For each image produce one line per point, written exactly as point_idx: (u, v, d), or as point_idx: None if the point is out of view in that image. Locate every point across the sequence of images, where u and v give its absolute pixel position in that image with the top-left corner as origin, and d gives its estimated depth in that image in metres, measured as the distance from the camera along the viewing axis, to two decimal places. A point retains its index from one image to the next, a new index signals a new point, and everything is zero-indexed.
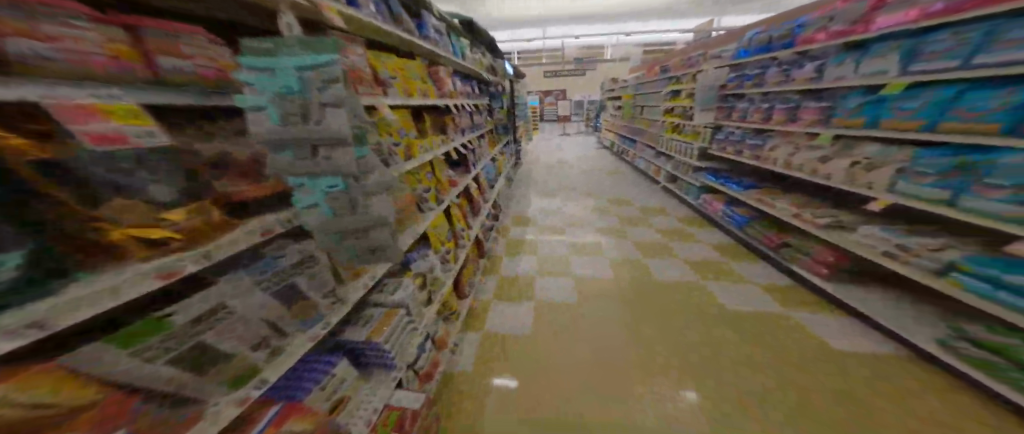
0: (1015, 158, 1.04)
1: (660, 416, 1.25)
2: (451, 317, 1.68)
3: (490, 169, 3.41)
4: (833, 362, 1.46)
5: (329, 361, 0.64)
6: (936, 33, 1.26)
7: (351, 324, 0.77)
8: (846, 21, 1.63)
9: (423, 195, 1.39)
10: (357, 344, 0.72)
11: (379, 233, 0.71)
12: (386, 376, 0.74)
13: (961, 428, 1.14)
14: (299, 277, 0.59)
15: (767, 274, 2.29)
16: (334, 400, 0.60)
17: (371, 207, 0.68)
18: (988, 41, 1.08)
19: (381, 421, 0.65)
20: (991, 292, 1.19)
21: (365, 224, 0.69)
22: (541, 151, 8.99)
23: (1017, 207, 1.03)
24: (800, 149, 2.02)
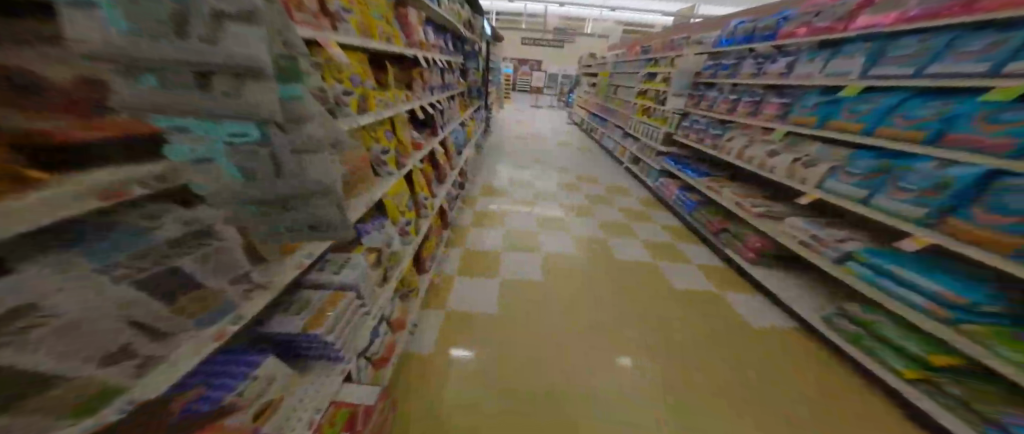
0: (928, 164, 1.21)
1: (604, 384, 1.37)
2: (410, 294, 1.62)
3: (459, 135, 3.21)
4: (748, 335, 1.70)
5: (248, 361, 0.53)
6: (906, 40, 1.35)
7: (282, 312, 0.66)
8: (831, 18, 1.68)
9: (379, 156, 1.24)
10: (289, 335, 0.63)
11: (322, 206, 0.45)
12: (328, 369, 0.66)
13: (829, 388, 1.42)
14: (189, 260, 0.34)
15: (705, 256, 2.55)
16: (258, 407, 0.49)
17: (306, 168, 0.42)
18: (948, 52, 1.18)
19: (329, 420, 0.59)
20: (875, 277, 1.45)
21: (296, 194, 0.42)
22: (515, 121, 8.71)
23: (914, 207, 1.21)
24: (753, 142, 2.16)
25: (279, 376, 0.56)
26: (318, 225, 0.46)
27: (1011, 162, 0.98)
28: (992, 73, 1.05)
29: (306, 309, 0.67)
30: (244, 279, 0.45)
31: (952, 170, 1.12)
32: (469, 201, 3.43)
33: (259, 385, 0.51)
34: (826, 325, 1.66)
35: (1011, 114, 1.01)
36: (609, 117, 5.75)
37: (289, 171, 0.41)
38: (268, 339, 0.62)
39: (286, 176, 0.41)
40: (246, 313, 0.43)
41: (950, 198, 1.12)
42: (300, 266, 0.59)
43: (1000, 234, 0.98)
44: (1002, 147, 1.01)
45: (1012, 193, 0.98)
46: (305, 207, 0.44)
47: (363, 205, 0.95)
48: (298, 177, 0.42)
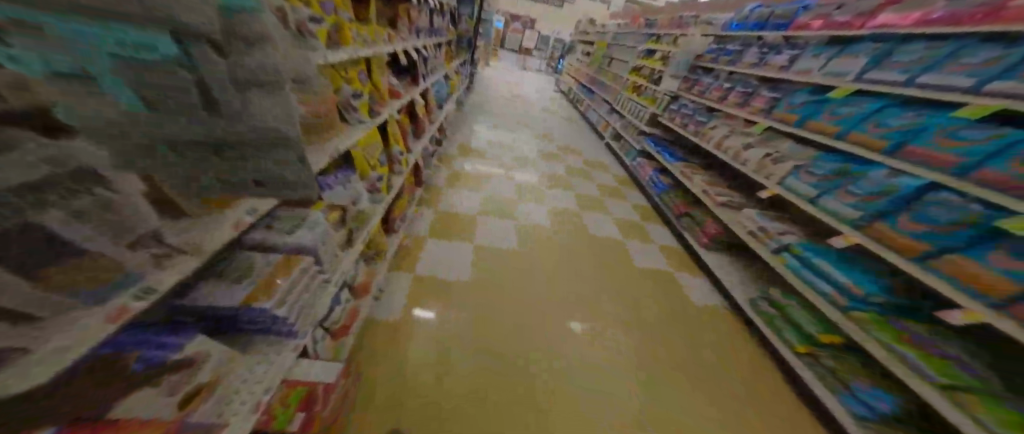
0: (880, 172, 1.28)
1: (558, 350, 1.48)
2: (376, 257, 1.56)
3: (443, 88, 2.94)
4: (690, 314, 1.88)
5: (170, 341, 0.46)
6: (911, 44, 1.29)
7: (212, 278, 0.59)
8: (852, 12, 1.55)
9: (350, 101, 1.08)
10: (228, 310, 0.57)
11: (280, 153, 0.45)
12: (280, 344, 0.62)
13: (743, 359, 1.64)
14: (62, 218, 0.25)
15: (665, 237, 2.70)
16: (190, 390, 0.43)
17: (264, 110, 0.41)
18: (944, 63, 1.15)
19: (282, 399, 0.62)
20: (801, 269, 1.62)
21: (251, 138, 0.41)
22: (501, 83, 8.19)
23: (853, 211, 1.32)
24: (733, 132, 2.19)
25: (215, 357, 0.50)
26: (265, 175, 0.46)
27: (951, 179, 1.05)
28: (972, 90, 1.04)
29: (247, 278, 0.61)
30: (150, 242, 0.35)
31: (899, 179, 1.20)
32: (445, 160, 3.26)
33: (190, 366, 0.45)
34: (750, 304, 1.86)
35: (971, 133, 1.04)
36: (598, 91, 5.56)
37: (240, 110, 0.39)
38: (196, 312, 0.55)
39: (237, 115, 0.39)
40: (160, 284, 0.35)
41: (886, 204, 1.22)
42: (237, 227, 0.49)
43: (918, 242, 1.09)
44: (950, 163, 1.06)
45: (937, 206, 1.07)
46: (259, 152, 0.43)
47: (331, 152, 0.83)
48: (250, 118, 0.40)
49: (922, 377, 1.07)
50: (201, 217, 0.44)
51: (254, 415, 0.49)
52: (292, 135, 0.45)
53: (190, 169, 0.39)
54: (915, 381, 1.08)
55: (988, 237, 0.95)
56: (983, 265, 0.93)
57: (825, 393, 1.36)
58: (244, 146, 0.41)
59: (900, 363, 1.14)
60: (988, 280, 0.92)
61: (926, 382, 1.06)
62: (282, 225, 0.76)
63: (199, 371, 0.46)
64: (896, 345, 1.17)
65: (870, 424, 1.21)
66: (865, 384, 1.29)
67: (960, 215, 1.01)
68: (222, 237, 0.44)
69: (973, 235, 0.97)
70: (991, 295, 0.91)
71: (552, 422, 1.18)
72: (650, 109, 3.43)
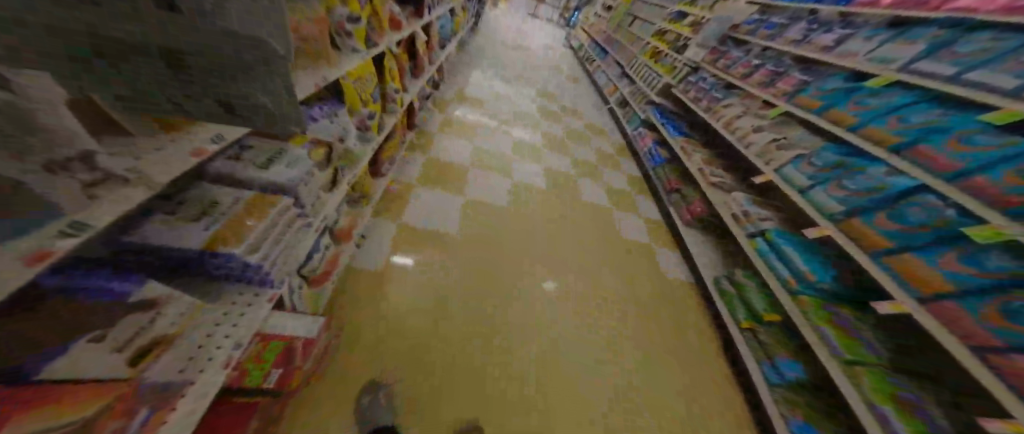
0: (878, 170, 1.24)
1: (534, 309, 1.56)
2: (360, 200, 1.51)
3: (447, 21, 2.59)
4: (664, 288, 1.99)
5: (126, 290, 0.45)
6: (978, 31, 1.09)
7: (163, 214, 0.52)
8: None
9: (343, 23, 0.93)
10: (192, 254, 0.52)
11: (264, 77, 0.35)
12: (252, 295, 0.62)
13: (696, 330, 1.78)
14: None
15: (651, 211, 2.73)
16: (142, 344, 0.43)
17: (244, 14, 0.30)
18: (1002, 58, 0.99)
19: (252, 354, 0.68)
20: (768, 253, 1.67)
21: (220, 51, 0.31)
22: (510, 29, 7.44)
23: (835, 204, 1.34)
24: (746, 113, 2.10)
25: (171, 308, 0.49)
26: (237, 100, 0.37)
27: (939, 182, 1.02)
28: (1012, 93, 0.92)
29: (208, 216, 0.55)
30: (76, 166, 0.29)
31: (892, 178, 1.17)
32: (440, 105, 3.02)
33: (141, 319, 0.44)
34: (714, 281, 1.96)
35: (982, 138, 0.97)
36: (612, 51, 5.12)
37: (206, 8, 0.28)
38: (143, 253, 0.49)
39: (199, 16, 0.28)
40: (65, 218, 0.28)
41: (872, 202, 1.21)
42: (195, 156, 0.43)
43: (884, 238, 1.13)
44: (947, 168, 1.01)
45: (916, 209, 1.06)
46: (233, 72, 0.34)
47: (323, 79, 0.75)
48: (221, 23, 0.29)
49: (832, 352, 1.22)
50: (138, 133, 0.40)
51: (225, 369, 0.51)
52: (284, 56, 0.35)
53: (140, 79, 0.32)
54: (828, 356, 1.22)
55: (947, 240, 0.97)
56: (929, 266, 0.98)
57: (752, 364, 1.51)
58: (212, 61, 0.32)
59: (820, 341, 1.27)
60: (930, 282, 0.97)
61: (834, 356, 1.20)
62: (254, 158, 0.70)
63: (152, 324, 0.45)
64: (824, 327, 1.29)
65: (777, 388, 1.38)
66: (785, 356, 1.43)
67: (932, 218, 1.02)
68: (178, 169, 0.40)
69: (934, 237, 1.00)
70: (923, 290, 0.98)
71: (551, 407, 1.22)
72: (665, 78, 3.22)
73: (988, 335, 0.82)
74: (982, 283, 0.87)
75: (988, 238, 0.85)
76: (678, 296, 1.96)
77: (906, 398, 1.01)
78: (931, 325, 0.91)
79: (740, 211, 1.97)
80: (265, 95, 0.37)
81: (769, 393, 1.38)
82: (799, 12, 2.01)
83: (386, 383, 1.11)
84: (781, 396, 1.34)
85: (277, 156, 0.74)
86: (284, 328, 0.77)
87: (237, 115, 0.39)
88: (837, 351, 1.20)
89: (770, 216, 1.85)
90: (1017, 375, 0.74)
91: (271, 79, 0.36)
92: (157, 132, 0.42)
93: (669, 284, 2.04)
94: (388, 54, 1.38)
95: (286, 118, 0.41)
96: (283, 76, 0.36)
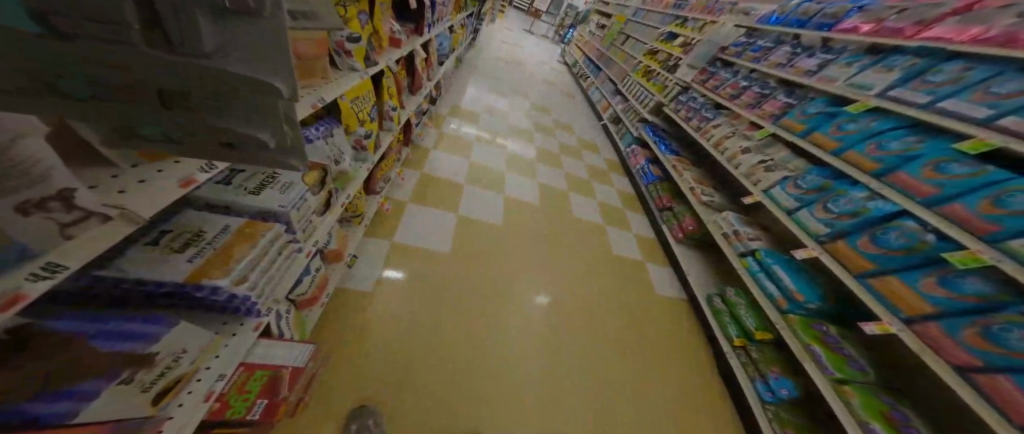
0: (861, 193, 1.26)
1: (529, 326, 1.53)
2: (352, 219, 1.50)
3: (445, 41, 2.65)
4: (659, 305, 1.98)
5: (144, 336, 0.46)
6: (950, 62, 1.15)
7: (143, 245, 0.50)
8: (907, 19, 1.31)
9: (344, 43, 0.94)
10: (173, 286, 0.49)
11: (273, 117, 0.36)
12: (237, 324, 0.60)
13: (691, 348, 1.76)
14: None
15: (643, 227, 2.74)
16: (167, 384, 0.45)
17: (248, 55, 0.31)
18: (972, 88, 1.04)
19: (238, 384, 0.68)
20: (756, 272, 1.67)
21: (228, 90, 0.32)
22: (505, 45, 7.64)
23: (821, 226, 1.35)
24: (735, 133, 2.15)
25: (192, 346, 0.51)
26: (241, 141, 0.36)
27: (918, 208, 1.04)
28: (985, 122, 0.97)
29: (194, 247, 0.53)
30: (54, 204, 0.27)
31: (873, 203, 1.20)
32: (435, 120, 3.06)
33: (162, 360, 0.46)
34: (705, 299, 1.95)
35: (955, 166, 1.00)
36: (605, 69, 5.26)
37: (206, 49, 0.28)
38: (123, 286, 0.47)
39: (197, 57, 0.28)
40: (48, 266, 0.28)
41: (855, 225, 1.23)
42: (183, 185, 0.43)
43: (868, 261, 1.14)
44: (923, 193, 1.05)
45: (897, 233, 1.09)
46: (245, 114, 0.34)
47: (319, 99, 0.74)
48: (228, 64, 0.30)
49: (823, 370, 1.21)
50: (120, 165, 0.39)
51: (205, 402, 0.50)
52: (289, 96, 0.34)
53: (113, 121, 0.30)
54: (819, 374, 1.21)
55: (927, 264, 1.00)
56: (912, 289, 1.00)
57: (745, 382, 1.49)
58: (218, 101, 0.32)
59: (809, 358, 1.26)
60: (913, 303, 0.99)
61: (825, 374, 1.19)
62: (244, 183, 0.69)
63: (177, 362, 0.47)
64: (816, 346, 1.27)
65: (770, 406, 1.37)
66: (776, 373, 1.42)
67: (912, 242, 1.04)
68: (160, 202, 0.39)
69: (916, 261, 1.02)
70: (908, 311, 1.00)
71: (554, 424, 1.21)
72: (656, 97, 3.31)
73: (967, 355, 0.85)
74: (961, 305, 0.89)
75: (969, 264, 0.88)
76: (672, 314, 1.94)
77: (893, 416, 1.05)
78: (919, 349, 0.93)
79: (730, 230, 1.97)
80: (271, 138, 0.37)
81: (763, 412, 1.37)
82: (784, 37, 2.09)
83: (375, 408, 1.06)
84: (773, 415, 1.34)
85: (269, 180, 0.73)
86: (268, 357, 0.76)
87: (235, 153, 0.37)
88: (827, 369, 1.19)
89: (758, 236, 1.87)
90: (993, 387, 0.79)
91: (280, 120, 0.36)
92: (142, 164, 0.41)
93: (663, 301, 2.02)
94: (387, 72, 1.40)
95: (290, 154, 0.41)
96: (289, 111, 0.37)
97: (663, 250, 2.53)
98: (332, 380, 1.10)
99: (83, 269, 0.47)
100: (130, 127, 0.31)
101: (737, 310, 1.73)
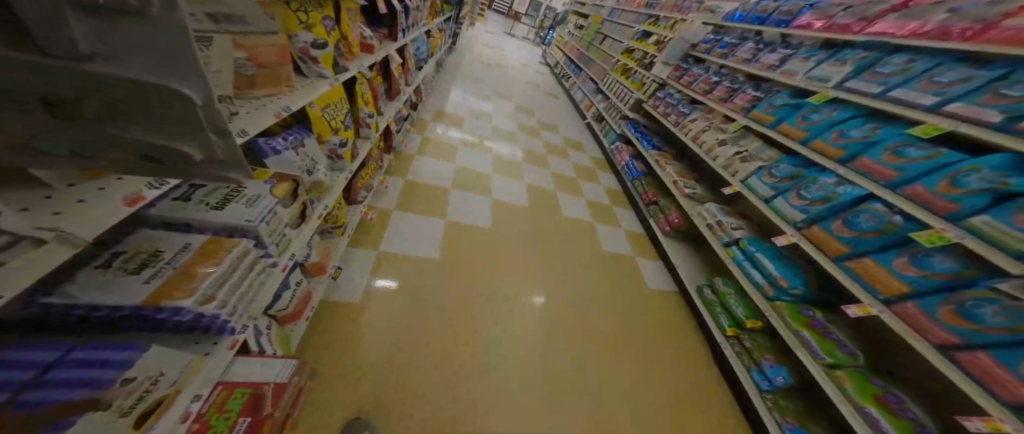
0: (829, 179, 1.33)
1: (521, 327, 1.53)
2: (334, 230, 1.45)
3: (422, 44, 2.63)
4: (651, 299, 2.01)
5: (114, 362, 0.43)
6: (897, 55, 1.23)
7: (94, 268, 0.47)
8: (854, 15, 1.40)
9: (308, 48, 0.92)
10: (132, 311, 0.47)
11: (197, 130, 0.33)
12: (211, 343, 0.57)
13: (683, 340, 1.80)
14: None
15: (631, 223, 2.79)
16: (147, 408, 0.43)
17: (148, 60, 0.27)
18: (918, 77, 1.11)
19: (217, 403, 0.63)
20: (741, 261, 1.73)
21: (136, 104, 0.28)
22: (486, 48, 7.68)
23: (796, 213, 1.41)
24: (711, 127, 2.22)
25: (171, 367, 0.48)
26: (165, 155, 0.32)
27: (883, 191, 1.10)
28: (932, 109, 1.04)
29: (152, 268, 0.51)
30: None
31: (842, 188, 1.26)
32: (418, 125, 3.02)
33: (139, 384, 0.43)
34: (697, 291, 2.00)
35: (911, 150, 1.07)
36: (585, 68, 5.35)
37: (86, 51, 0.23)
38: (77, 311, 0.44)
39: (80, 63, 0.23)
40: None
41: (827, 210, 1.29)
42: (128, 204, 0.41)
43: (844, 245, 1.20)
44: (887, 177, 1.11)
45: (866, 215, 1.15)
46: (157, 125, 0.30)
47: (281, 107, 0.73)
48: (130, 66, 0.26)
49: (815, 356, 1.26)
50: (54, 184, 0.37)
51: (182, 423, 0.46)
52: (204, 104, 0.32)
53: None
54: (811, 361, 1.26)
55: (897, 245, 1.06)
56: (887, 270, 1.05)
57: (742, 372, 1.54)
58: (126, 108, 0.27)
59: (800, 345, 1.31)
60: (888, 283, 1.04)
61: (818, 361, 1.24)
62: (205, 198, 0.66)
63: (156, 385, 0.45)
64: (804, 332, 1.33)
65: (768, 395, 1.42)
66: (770, 361, 1.46)
67: (881, 224, 1.10)
68: (103, 220, 0.37)
69: (887, 242, 1.08)
70: (886, 292, 1.05)
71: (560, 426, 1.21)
72: (636, 94, 3.38)
73: (946, 333, 0.89)
74: (933, 283, 0.95)
75: (935, 242, 0.94)
76: (662, 306, 1.99)
77: (887, 400, 1.08)
78: (902, 329, 0.97)
79: (714, 222, 2.02)
80: (197, 151, 0.34)
81: (762, 401, 1.41)
82: (747, 33, 2.19)
83: (369, 422, 1.03)
84: (773, 403, 1.38)
85: (234, 194, 0.71)
86: (249, 374, 0.72)
87: (173, 171, 0.36)
88: (819, 355, 1.24)
89: (743, 225, 1.93)
90: (974, 364, 0.82)
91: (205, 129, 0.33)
92: (83, 183, 0.39)
93: (653, 294, 2.06)
94: (360, 78, 1.38)
95: (225, 164, 0.38)
96: (213, 118, 0.34)
97: (652, 244, 2.57)
98: (322, 398, 1.05)
99: (29, 296, 0.44)
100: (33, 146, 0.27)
101: (727, 300, 1.78)
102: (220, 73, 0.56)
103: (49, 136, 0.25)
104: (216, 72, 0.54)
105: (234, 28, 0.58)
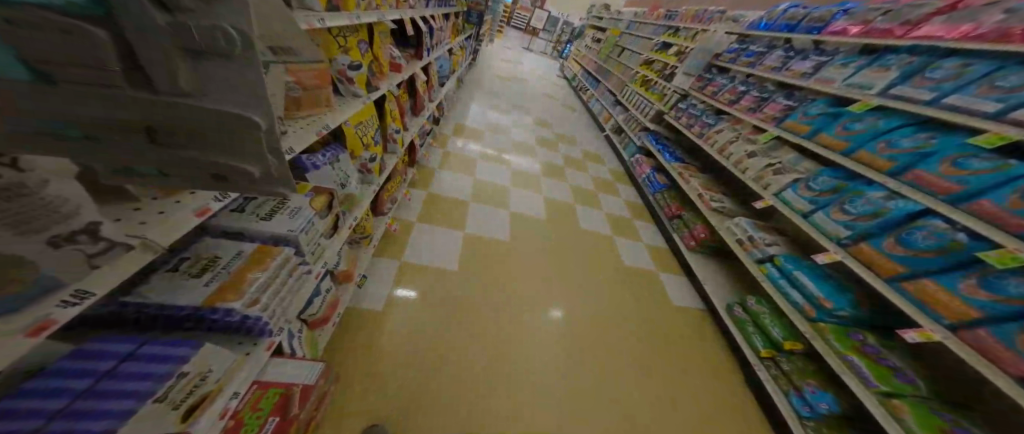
0: (877, 193, 1.22)
1: (539, 340, 1.50)
2: (361, 241, 1.52)
3: (445, 63, 2.77)
4: (677, 317, 1.90)
5: (173, 358, 0.47)
6: (950, 58, 1.14)
7: (164, 271, 0.54)
8: (895, 19, 1.33)
9: (344, 70, 1.01)
10: (189, 310, 0.52)
11: (256, 151, 0.35)
12: (251, 344, 0.60)
13: (715, 362, 1.67)
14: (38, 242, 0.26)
15: (653, 236, 2.70)
16: (194, 401, 0.46)
17: (222, 88, 0.31)
18: (977, 82, 1.03)
19: (252, 401, 0.67)
20: (777, 279, 1.61)
21: (204, 123, 0.31)
22: (505, 63, 7.91)
23: (840, 228, 1.30)
24: (739, 137, 2.14)
25: (218, 364, 0.51)
26: (233, 173, 0.36)
27: (943, 206, 1.01)
28: (994, 116, 0.96)
29: (209, 272, 0.56)
30: (83, 237, 0.29)
31: (894, 202, 1.16)
32: (440, 140, 3.14)
33: (191, 378, 0.47)
34: (726, 309, 1.88)
35: (973, 161, 0.98)
36: (604, 81, 5.36)
37: (187, 88, 0.29)
38: (149, 310, 0.50)
39: (179, 97, 0.29)
40: (77, 297, 0.31)
41: (875, 226, 1.19)
42: (198, 215, 0.46)
43: (897, 264, 1.09)
44: (946, 191, 1.01)
45: (922, 232, 1.04)
46: (234, 148, 0.34)
47: (321, 126, 0.79)
48: (212, 100, 0.31)
49: (865, 384, 1.13)
50: (142, 197, 0.42)
51: (220, 419, 0.49)
52: (267, 129, 0.34)
53: (104, 162, 0.31)
54: (862, 389, 1.13)
55: (962, 265, 0.95)
56: (952, 292, 0.94)
57: (780, 398, 1.40)
58: (200, 131, 0.32)
59: (849, 372, 1.19)
60: (953, 308, 0.93)
61: (869, 388, 1.12)
62: (256, 210, 0.73)
63: (205, 380, 0.48)
64: (853, 357, 1.20)
65: (808, 422, 1.28)
66: (813, 386, 1.33)
67: (942, 242, 0.99)
68: (176, 230, 0.42)
69: (950, 263, 0.98)
70: (951, 317, 0.94)
71: None
72: (656, 105, 3.33)
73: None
74: (1008, 309, 0.84)
75: (1009, 264, 0.84)
76: (689, 325, 1.87)
77: None
78: (970, 357, 0.86)
79: (745, 236, 1.91)
80: (258, 169, 0.37)
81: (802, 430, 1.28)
82: (775, 41, 2.12)
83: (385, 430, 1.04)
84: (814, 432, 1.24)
85: (280, 206, 0.77)
86: (281, 375, 0.75)
87: (233, 186, 0.39)
88: (871, 382, 1.12)
89: (777, 241, 1.81)
90: None
91: (264, 153, 0.36)
92: (168, 196, 0.45)
93: (679, 311, 1.95)
94: (388, 96, 1.47)
95: (281, 181, 0.41)
96: (274, 144, 0.36)
97: (676, 258, 2.46)
98: (342, 403, 1.07)
99: (111, 296, 0.51)
100: (127, 165, 0.32)
101: (761, 320, 1.65)
102: (275, 97, 0.62)
103: (76, 154, 0.29)
104: (273, 97, 0.61)
105: (286, 58, 0.65)
